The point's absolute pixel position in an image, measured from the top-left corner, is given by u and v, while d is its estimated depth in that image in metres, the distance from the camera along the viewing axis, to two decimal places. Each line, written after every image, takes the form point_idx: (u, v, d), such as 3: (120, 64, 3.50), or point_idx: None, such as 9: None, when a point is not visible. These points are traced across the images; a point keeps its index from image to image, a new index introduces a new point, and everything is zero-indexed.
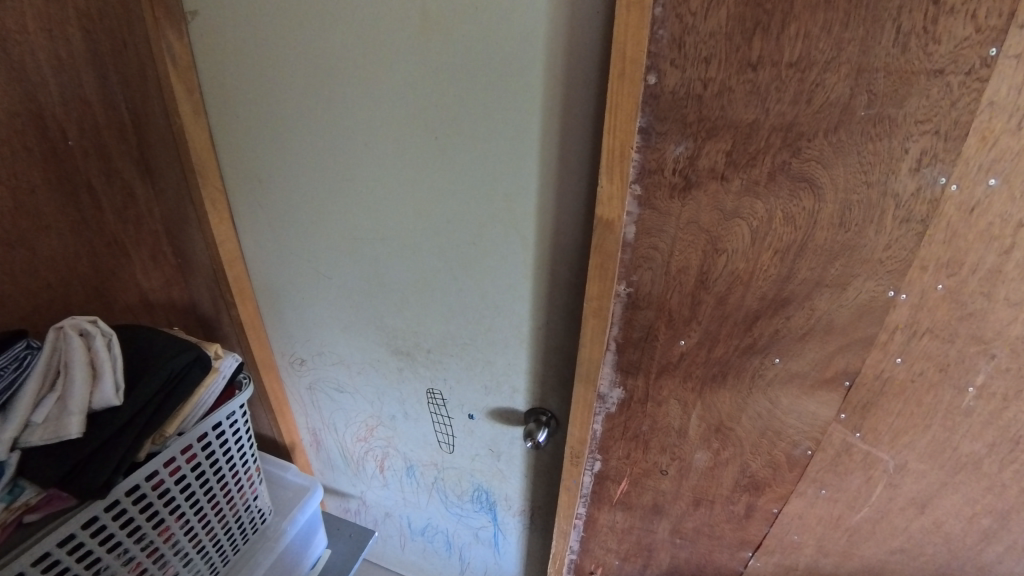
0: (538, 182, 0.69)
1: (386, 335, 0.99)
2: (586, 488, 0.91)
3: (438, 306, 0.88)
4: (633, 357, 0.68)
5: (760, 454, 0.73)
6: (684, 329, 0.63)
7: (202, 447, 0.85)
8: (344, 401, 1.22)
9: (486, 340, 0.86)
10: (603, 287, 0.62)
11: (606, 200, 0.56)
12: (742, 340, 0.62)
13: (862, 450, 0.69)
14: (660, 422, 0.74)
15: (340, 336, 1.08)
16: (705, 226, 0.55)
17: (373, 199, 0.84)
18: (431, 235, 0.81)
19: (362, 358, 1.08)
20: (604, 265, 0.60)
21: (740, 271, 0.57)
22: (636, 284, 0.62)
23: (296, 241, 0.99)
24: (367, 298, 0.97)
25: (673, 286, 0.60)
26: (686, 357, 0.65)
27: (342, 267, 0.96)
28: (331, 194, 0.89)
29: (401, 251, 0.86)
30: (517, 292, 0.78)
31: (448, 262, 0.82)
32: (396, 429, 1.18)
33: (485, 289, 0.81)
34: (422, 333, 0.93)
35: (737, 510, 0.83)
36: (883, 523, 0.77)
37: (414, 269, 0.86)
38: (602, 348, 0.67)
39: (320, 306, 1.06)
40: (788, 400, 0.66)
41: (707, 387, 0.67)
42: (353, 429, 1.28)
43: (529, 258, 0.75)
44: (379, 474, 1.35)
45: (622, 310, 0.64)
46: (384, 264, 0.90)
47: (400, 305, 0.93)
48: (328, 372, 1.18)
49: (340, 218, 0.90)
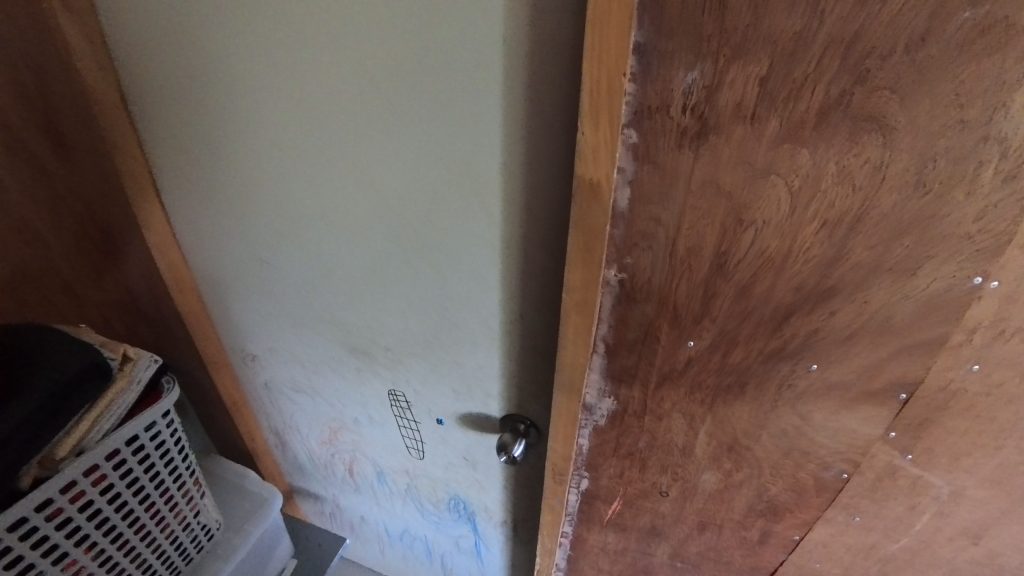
0: (504, 139, 0.53)
1: (340, 332, 0.85)
2: (573, 506, 0.76)
3: (395, 299, 0.73)
4: (628, 363, 0.52)
5: (783, 477, 0.58)
6: (693, 328, 0.48)
7: (114, 466, 0.72)
8: (304, 402, 1.08)
9: (452, 336, 0.71)
10: (587, 275, 0.46)
11: (588, 155, 0.41)
12: (767, 343, 0.47)
13: (911, 474, 0.54)
14: (660, 438, 0.58)
15: (291, 330, 0.93)
16: (725, 189, 0.40)
17: (312, 170, 0.68)
18: (381, 215, 0.66)
19: (319, 355, 0.93)
20: (588, 245, 0.45)
21: (772, 252, 0.42)
22: (632, 271, 0.46)
23: (230, 220, 0.84)
24: (317, 289, 0.82)
25: (680, 273, 0.45)
26: (695, 363, 0.50)
27: (286, 252, 0.81)
28: (264, 165, 0.73)
29: (349, 233, 0.71)
30: (484, 280, 0.64)
31: (403, 245, 0.67)
32: (363, 433, 1.04)
33: (446, 277, 0.66)
34: (378, 330, 0.79)
35: (749, 536, 0.68)
36: (926, 553, 0.64)
37: (364, 254, 0.71)
38: (587, 352, 0.52)
39: (267, 298, 0.91)
40: (823, 416, 0.51)
41: (721, 399, 0.52)
42: (317, 432, 1.14)
43: (497, 237, 0.59)
44: (350, 478, 1.22)
45: (613, 304, 0.48)
46: (332, 249, 0.75)
47: (353, 297, 0.78)
48: (285, 370, 1.03)
49: (278, 194, 0.74)
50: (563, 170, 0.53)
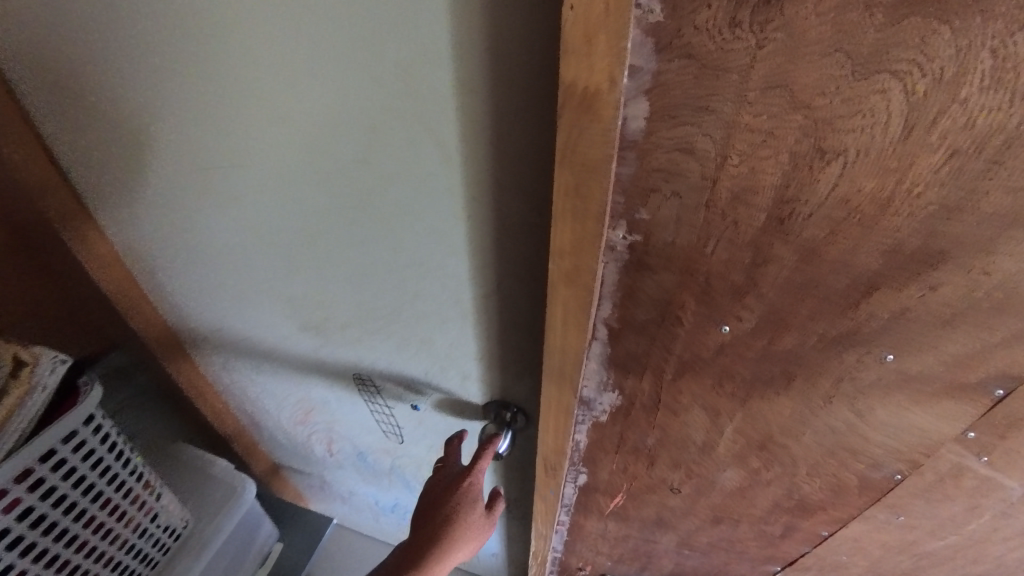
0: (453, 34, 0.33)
1: (284, 313, 0.67)
2: (568, 497, 0.63)
3: (344, 272, 0.55)
4: (637, 351, 0.39)
5: (821, 477, 0.47)
6: (731, 307, 0.34)
7: (28, 487, 0.58)
8: (262, 391, 0.90)
9: (414, 314, 0.57)
10: (581, 237, 0.32)
11: (574, 48, 0.25)
12: (829, 326, 0.34)
13: (980, 476, 0.42)
14: (674, 435, 0.46)
15: (220, 315, 0.73)
16: (800, 99, 0.25)
17: (189, 100, 0.44)
18: (306, 164, 0.45)
19: (268, 338, 0.74)
20: (580, 190, 0.30)
21: (859, 199, 0.28)
22: (646, 229, 0.31)
23: (86, 181, 0.56)
24: (241, 265, 0.61)
25: (718, 232, 0.30)
26: (727, 351, 0.37)
27: (186, 222, 0.58)
28: (112, 92, 0.46)
29: (266, 193, 0.50)
30: (447, 243, 0.47)
31: (343, 204, 0.47)
32: (336, 415, 0.89)
33: (399, 242, 0.49)
34: (331, 306, 0.62)
35: (769, 530, 0.56)
36: (972, 554, 0.50)
37: (293, 213, 0.51)
38: (583, 338, 0.39)
39: (179, 282, 0.68)
40: (887, 414, 0.39)
41: (756, 393, 0.40)
42: (284, 419, 0.97)
43: (460, 184, 0.42)
44: (332, 459, 1.06)
45: (617, 275, 0.34)
46: (248, 216, 0.53)
47: (291, 274, 0.59)
48: (229, 359, 0.83)
49: (145, 139, 0.49)
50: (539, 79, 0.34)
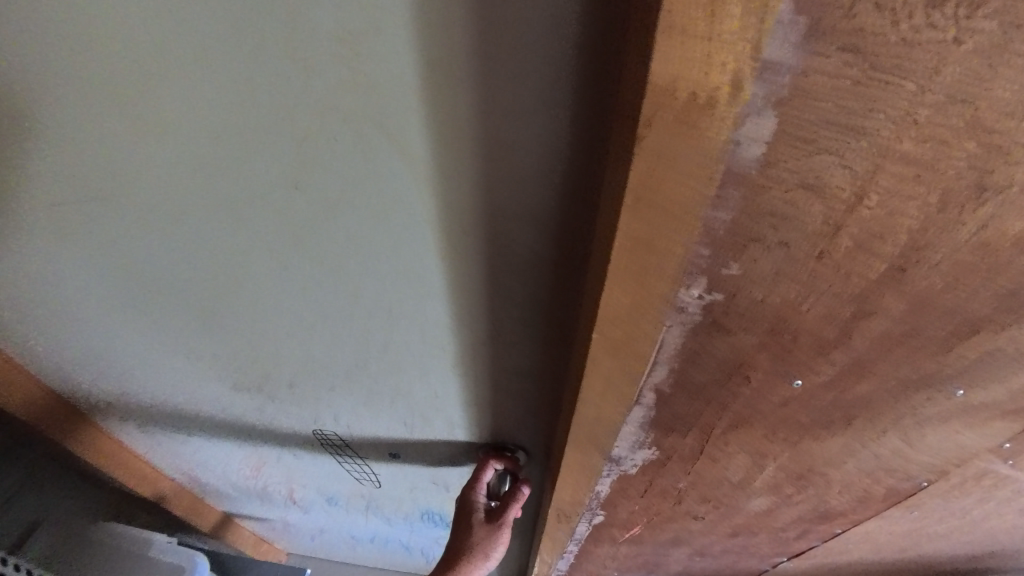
0: (417, 4, 0.23)
1: (203, 365, 0.52)
2: (580, 535, 0.55)
3: (279, 315, 0.43)
4: (687, 411, 0.32)
5: (851, 493, 0.44)
6: (811, 361, 0.28)
7: None
8: (201, 447, 0.73)
9: (385, 362, 0.46)
10: (644, 302, 0.23)
11: (685, 23, 0.15)
12: (911, 369, 0.29)
13: (1001, 476, 0.42)
14: (709, 476, 0.41)
15: (115, 373, 0.56)
16: (987, 118, 0.17)
17: (13, 98, 0.30)
18: (214, 196, 0.34)
19: (190, 395, 0.59)
20: (654, 245, 0.21)
21: (1007, 243, 0.21)
22: (732, 287, 0.23)
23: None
24: (135, 312, 0.46)
25: (823, 285, 0.23)
26: (792, 402, 0.32)
27: (42, 263, 0.42)
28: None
29: (157, 222, 0.36)
30: (419, 278, 0.37)
31: (269, 233, 0.36)
32: (295, 467, 0.73)
33: (351, 278, 0.38)
34: (275, 360, 0.50)
35: (787, 535, 0.53)
36: (969, 530, 0.51)
37: (214, 259, 0.39)
38: (626, 405, 0.31)
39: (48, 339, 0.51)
40: (936, 438, 0.36)
41: (809, 435, 0.35)
42: (232, 471, 0.80)
43: (429, 215, 0.32)
44: (294, 505, 0.90)
45: (681, 340, 0.26)
46: (136, 252, 0.39)
47: (212, 330, 0.47)
48: (152, 419, 0.66)
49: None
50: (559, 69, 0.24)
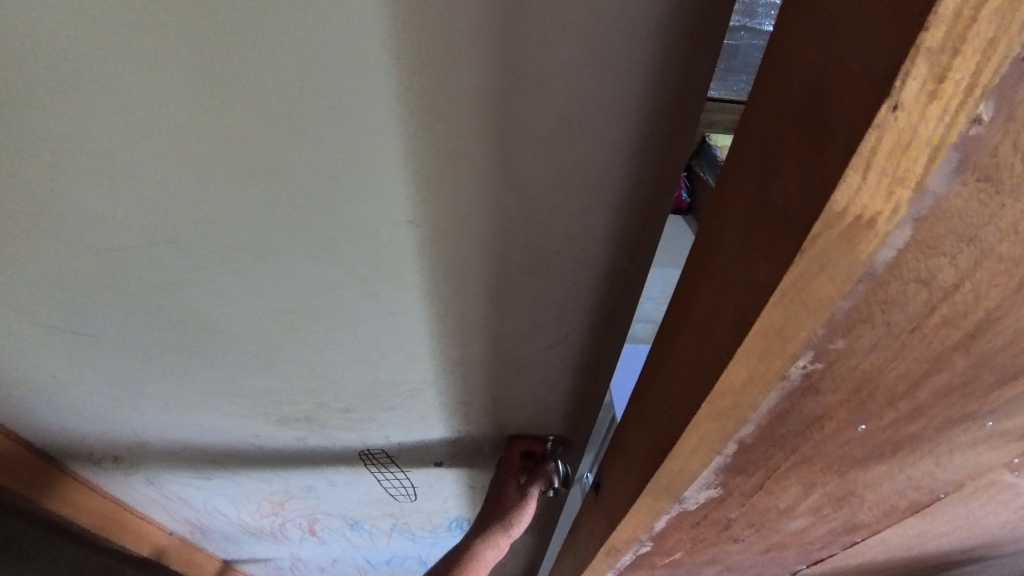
0: (456, 105, 0.28)
1: (247, 402, 0.52)
2: (622, 565, 0.56)
3: (341, 346, 0.45)
4: (761, 456, 0.34)
5: (880, 508, 0.48)
6: (880, 409, 0.31)
7: None
8: (221, 487, 0.69)
9: (452, 374, 0.48)
10: (758, 376, 0.25)
11: (874, 164, 0.16)
12: (958, 409, 0.33)
13: (1006, 484, 0.47)
14: (761, 506, 0.43)
15: (145, 418, 0.55)
16: None
17: (117, 209, 0.33)
18: (292, 258, 0.36)
19: (223, 434, 0.57)
20: (784, 330, 0.22)
21: None
22: (834, 358, 0.25)
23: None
24: (180, 356, 0.46)
25: (907, 351, 0.26)
26: (853, 442, 0.35)
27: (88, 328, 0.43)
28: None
29: (233, 289, 0.39)
30: (493, 301, 0.41)
31: (353, 265, 0.37)
32: (323, 493, 0.71)
33: (434, 299, 0.40)
34: (333, 394, 0.50)
35: (814, 547, 0.57)
36: (969, 527, 0.57)
37: (288, 307, 0.41)
38: (710, 457, 0.32)
39: (79, 387, 0.50)
40: (961, 459, 0.40)
41: (859, 466, 0.38)
42: (249, 510, 0.76)
43: (491, 256, 0.37)
44: (312, 536, 0.86)
45: (776, 402, 0.28)
46: (200, 296, 0.39)
47: (265, 376, 0.48)
48: (174, 462, 0.64)
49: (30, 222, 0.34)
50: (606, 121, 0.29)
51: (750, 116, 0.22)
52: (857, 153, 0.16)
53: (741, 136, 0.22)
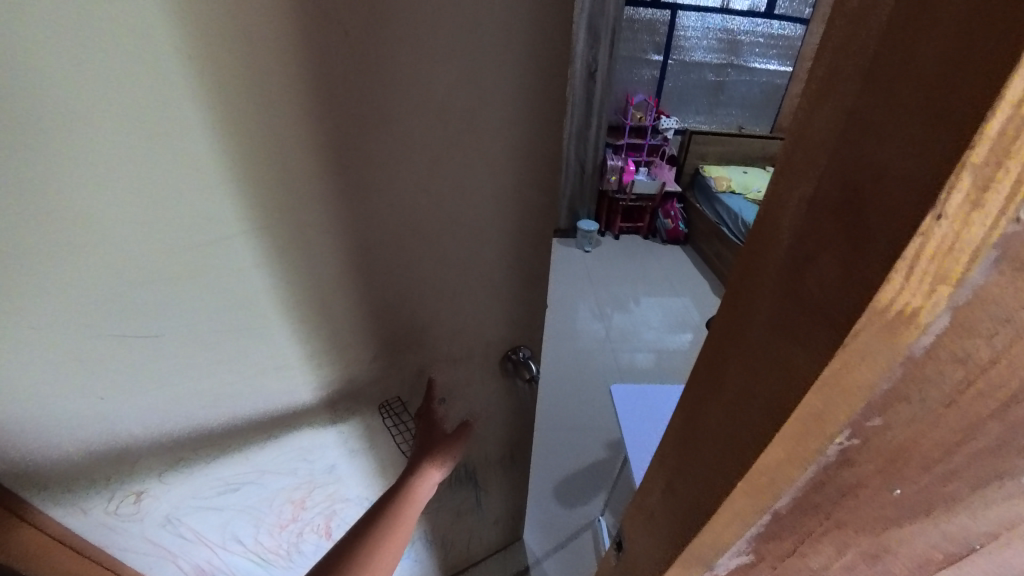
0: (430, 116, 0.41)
1: (275, 374, 0.53)
2: None
3: (365, 307, 0.52)
4: (795, 523, 0.33)
5: (916, 563, 0.46)
6: (915, 473, 0.30)
7: None
8: (245, 496, 0.65)
9: (457, 304, 0.57)
10: (796, 453, 0.24)
11: (917, 266, 0.16)
12: (995, 469, 0.32)
13: None
14: (794, 568, 0.41)
15: (170, 437, 0.53)
16: None
17: (185, 243, 0.40)
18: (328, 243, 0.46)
19: (248, 428, 0.57)
20: (823, 413, 0.22)
21: None
22: (871, 433, 0.25)
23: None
24: (210, 335, 0.47)
25: (943, 421, 0.26)
26: (888, 504, 0.33)
27: (128, 378, 0.46)
28: (40, 212, 0.35)
29: (275, 286, 0.46)
30: (479, 250, 0.53)
31: (369, 235, 0.47)
32: (354, 471, 0.71)
33: (438, 254, 0.52)
34: (358, 346, 0.55)
35: None
36: None
37: (321, 265, 0.47)
38: (745, 528, 0.31)
39: (98, 406, 0.47)
40: (997, 513, 0.39)
41: (895, 526, 0.37)
42: (267, 525, 0.71)
43: (473, 216, 0.50)
44: (330, 542, 0.82)
45: (813, 476, 0.27)
46: (252, 256, 0.44)
47: (291, 354, 0.52)
48: (190, 485, 0.59)
49: (90, 246, 0.37)
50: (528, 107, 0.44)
51: (778, 199, 0.22)
52: (901, 255, 0.16)
53: (770, 218, 0.23)
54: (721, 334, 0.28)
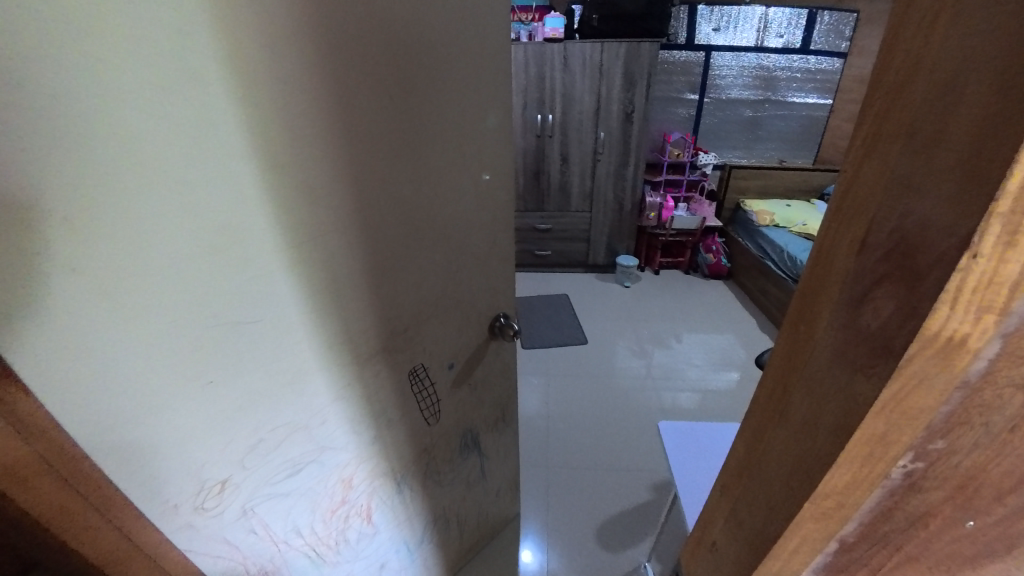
0: (437, 140, 0.59)
1: (344, 382, 0.59)
2: None
3: (406, 296, 0.63)
4: (863, 553, 0.33)
5: None
6: (986, 506, 0.31)
7: None
8: (310, 474, 0.61)
9: (454, 270, 0.69)
10: (863, 475, 0.26)
11: (962, 297, 0.19)
12: None
13: None
14: None
15: (266, 464, 0.54)
16: None
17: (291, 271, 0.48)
18: (379, 249, 0.57)
19: (308, 426, 0.57)
20: (887, 436, 0.24)
21: None
22: (935, 457, 0.26)
23: (4, 354, 0.31)
24: (299, 354, 0.52)
25: (1011, 448, 0.27)
26: (960, 539, 0.33)
27: (239, 411, 0.49)
28: (195, 262, 0.40)
29: (346, 294, 0.55)
30: (466, 237, 0.70)
31: (405, 236, 0.60)
32: (381, 444, 0.70)
33: (447, 241, 0.67)
34: (398, 327, 0.64)
35: None
36: None
37: (376, 269, 0.57)
38: (814, 555, 0.32)
39: (197, 439, 0.45)
40: None
41: (969, 565, 0.36)
42: (322, 511, 0.65)
43: (461, 210, 0.67)
44: (368, 530, 0.77)
45: (881, 501, 0.28)
46: (332, 275, 0.52)
47: (355, 351, 0.59)
48: (262, 465, 0.54)
49: (226, 288, 0.43)
50: (481, 128, 0.65)
51: (835, 243, 0.26)
52: (945, 287, 0.19)
53: (830, 258, 0.26)
54: (789, 361, 0.30)
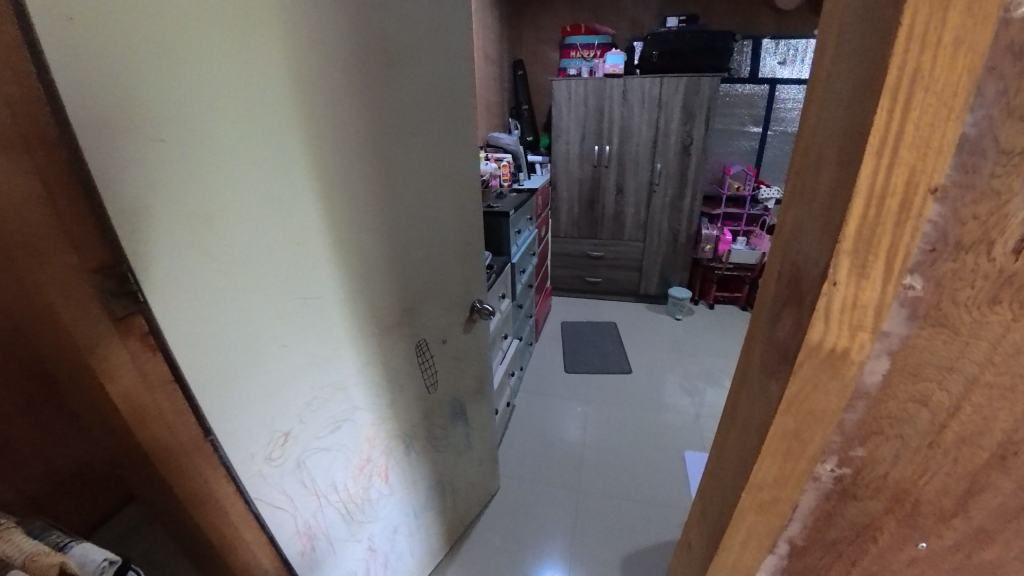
0: (435, 154, 0.75)
1: (371, 353, 0.71)
2: None
3: (415, 277, 0.77)
4: (817, 562, 0.36)
5: None
6: (934, 526, 0.32)
7: None
8: (345, 432, 0.71)
9: (443, 255, 0.83)
10: (788, 471, 0.30)
11: (833, 315, 0.24)
12: None
13: None
14: None
15: (316, 424, 0.65)
16: None
17: (341, 257, 0.61)
18: (398, 239, 0.70)
19: (346, 387, 0.68)
20: (801, 433, 0.28)
21: None
22: (860, 464, 0.30)
23: (168, 319, 0.42)
24: (342, 329, 0.65)
25: (939, 465, 0.29)
26: (918, 563, 0.35)
27: (302, 377, 0.60)
28: (280, 254, 0.52)
29: (375, 277, 0.68)
30: (454, 229, 0.85)
31: (415, 229, 0.74)
32: (395, 408, 0.81)
33: (443, 230, 0.81)
34: (412, 303, 0.78)
35: None
36: None
37: (396, 254, 0.71)
38: (764, 553, 0.35)
39: (272, 399, 0.56)
40: None
41: None
42: (352, 469, 0.75)
43: (451, 206, 0.82)
44: (385, 492, 0.86)
45: (817, 503, 0.32)
46: (365, 261, 0.65)
47: (379, 324, 0.72)
48: (314, 421, 0.64)
49: (300, 273, 0.56)
50: (463, 143, 0.81)
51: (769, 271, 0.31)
52: (818, 306, 0.24)
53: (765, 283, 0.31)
54: (742, 372, 0.35)
